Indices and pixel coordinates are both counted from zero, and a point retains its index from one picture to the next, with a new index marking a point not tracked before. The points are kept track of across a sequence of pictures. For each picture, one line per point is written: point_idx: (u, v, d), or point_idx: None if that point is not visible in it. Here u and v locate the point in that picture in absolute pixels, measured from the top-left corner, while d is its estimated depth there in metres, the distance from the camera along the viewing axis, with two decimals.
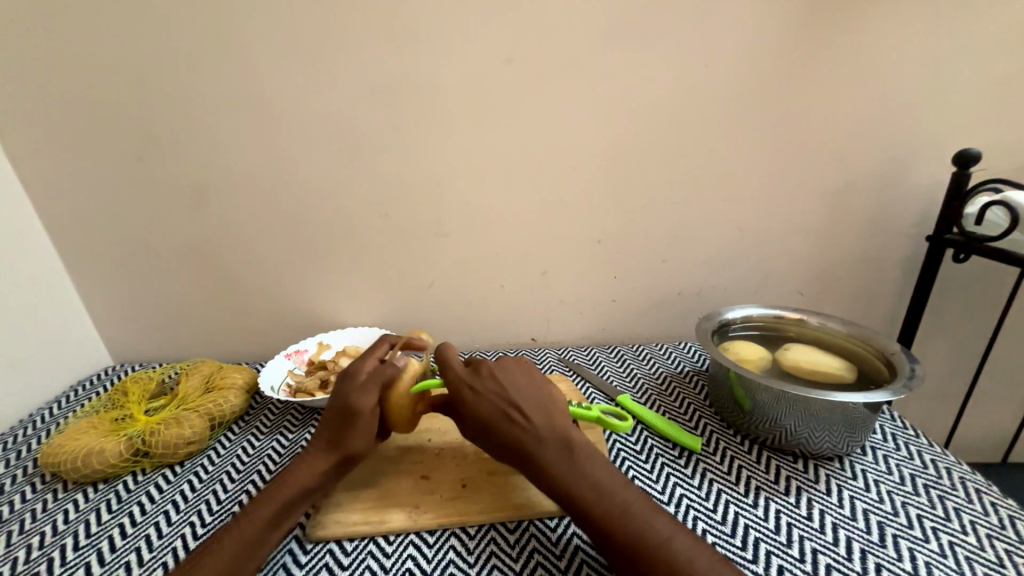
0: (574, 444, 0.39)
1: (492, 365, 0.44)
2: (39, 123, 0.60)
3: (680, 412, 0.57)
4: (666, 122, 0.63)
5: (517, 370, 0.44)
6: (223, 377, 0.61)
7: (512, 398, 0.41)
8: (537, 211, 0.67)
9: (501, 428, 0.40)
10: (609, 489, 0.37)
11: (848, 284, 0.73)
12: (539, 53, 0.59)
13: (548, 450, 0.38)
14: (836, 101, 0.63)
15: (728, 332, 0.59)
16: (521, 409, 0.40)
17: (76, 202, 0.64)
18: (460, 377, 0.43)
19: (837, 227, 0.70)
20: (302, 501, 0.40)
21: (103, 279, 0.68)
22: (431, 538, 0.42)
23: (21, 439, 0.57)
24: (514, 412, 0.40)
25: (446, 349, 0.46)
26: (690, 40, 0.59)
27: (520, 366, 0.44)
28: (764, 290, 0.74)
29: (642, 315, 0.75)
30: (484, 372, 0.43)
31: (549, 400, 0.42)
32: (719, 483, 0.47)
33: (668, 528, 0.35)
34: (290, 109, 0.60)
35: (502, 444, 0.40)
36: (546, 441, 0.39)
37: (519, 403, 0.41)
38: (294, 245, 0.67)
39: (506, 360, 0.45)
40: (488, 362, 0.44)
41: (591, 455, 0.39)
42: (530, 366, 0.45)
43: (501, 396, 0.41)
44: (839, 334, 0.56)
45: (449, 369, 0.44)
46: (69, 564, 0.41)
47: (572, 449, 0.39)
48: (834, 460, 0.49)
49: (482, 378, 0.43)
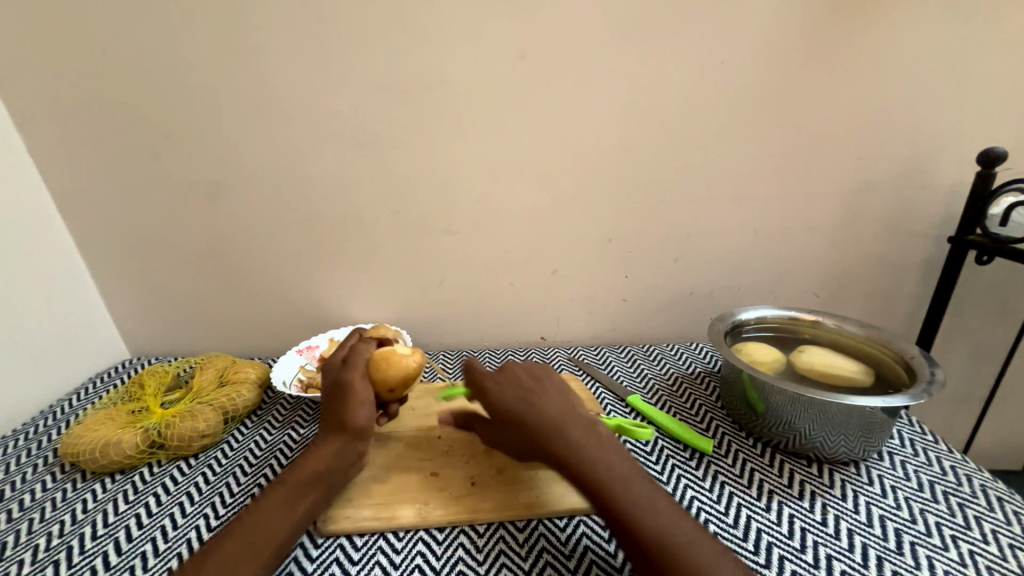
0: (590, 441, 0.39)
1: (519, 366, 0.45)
2: (59, 120, 0.61)
3: (691, 414, 0.56)
4: (678, 120, 0.62)
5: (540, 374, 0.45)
6: (236, 372, 0.62)
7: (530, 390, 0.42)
8: (547, 209, 0.67)
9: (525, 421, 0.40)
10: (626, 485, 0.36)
11: (866, 286, 0.72)
12: (549, 51, 0.59)
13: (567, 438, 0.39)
14: (854, 98, 0.62)
15: (741, 333, 0.58)
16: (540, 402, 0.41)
17: (94, 197, 0.65)
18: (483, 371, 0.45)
19: (854, 227, 0.69)
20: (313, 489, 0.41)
21: (121, 274, 0.70)
22: (440, 535, 0.42)
23: (41, 428, 0.59)
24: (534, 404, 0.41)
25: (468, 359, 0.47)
26: (703, 37, 0.59)
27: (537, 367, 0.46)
28: (777, 291, 0.72)
29: (653, 315, 0.74)
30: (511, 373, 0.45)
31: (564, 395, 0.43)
32: (730, 485, 0.46)
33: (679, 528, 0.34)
34: (303, 106, 0.61)
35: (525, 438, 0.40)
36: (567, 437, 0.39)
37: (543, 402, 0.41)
38: (306, 240, 0.68)
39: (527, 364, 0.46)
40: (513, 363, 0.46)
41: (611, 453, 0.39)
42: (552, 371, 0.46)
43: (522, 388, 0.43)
44: (855, 336, 0.55)
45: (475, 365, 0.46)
46: (87, 552, 0.42)
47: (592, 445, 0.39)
48: (850, 465, 0.48)
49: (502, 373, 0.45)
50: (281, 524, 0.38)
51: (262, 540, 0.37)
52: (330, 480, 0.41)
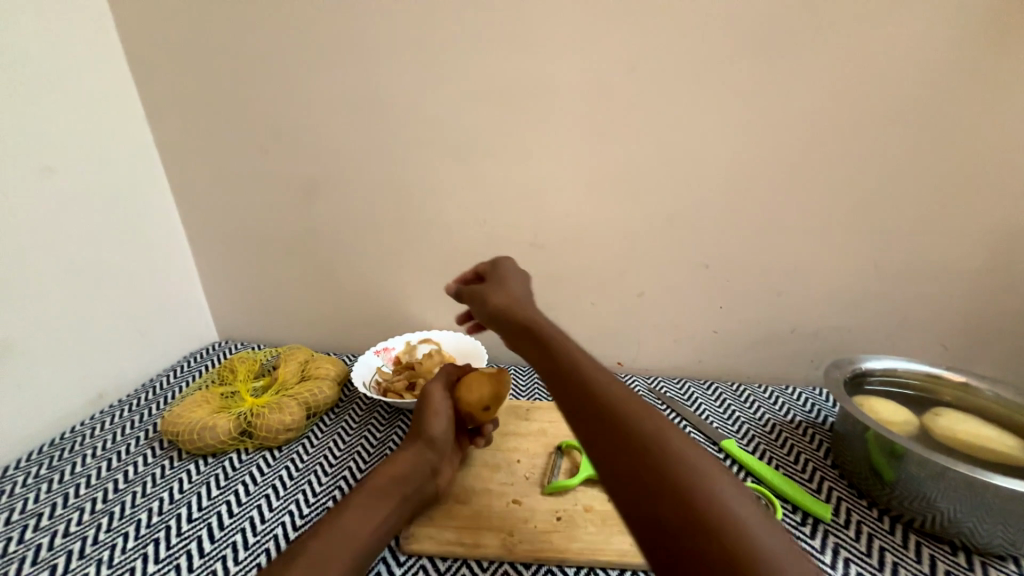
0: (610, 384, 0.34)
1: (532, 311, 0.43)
2: (186, 116, 0.66)
3: (796, 469, 0.51)
4: (798, 143, 0.57)
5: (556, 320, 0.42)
6: (318, 367, 0.63)
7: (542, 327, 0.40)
8: (640, 228, 0.63)
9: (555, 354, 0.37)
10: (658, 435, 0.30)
11: (1008, 342, 0.62)
12: (662, 64, 0.56)
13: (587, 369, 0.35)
14: (1014, 127, 0.54)
15: (863, 384, 0.51)
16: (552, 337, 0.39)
17: (207, 189, 0.69)
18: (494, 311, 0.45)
19: (999, 274, 0.60)
20: (391, 495, 0.40)
21: (220, 262, 0.74)
22: (526, 572, 0.40)
23: (143, 402, 0.63)
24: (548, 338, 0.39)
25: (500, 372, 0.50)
26: (837, 54, 0.53)
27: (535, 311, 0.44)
28: (895, 338, 0.64)
29: (745, 351, 0.68)
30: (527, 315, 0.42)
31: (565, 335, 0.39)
32: (856, 563, 0.40)
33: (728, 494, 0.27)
34: (405, 110, 0.61)
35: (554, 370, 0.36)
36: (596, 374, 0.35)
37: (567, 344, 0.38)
38: (392, 243, 0.69)
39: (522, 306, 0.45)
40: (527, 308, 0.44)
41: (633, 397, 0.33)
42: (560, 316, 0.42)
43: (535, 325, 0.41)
44: (1016, 409, 0.46)
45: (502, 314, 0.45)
46: (183, 535, 0.43)
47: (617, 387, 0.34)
48: (1007, 560, 0.40)
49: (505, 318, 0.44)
50: (374, 532, 0.37)
51: (359, 547, 0.36)
52: (409, 489, 0.41)
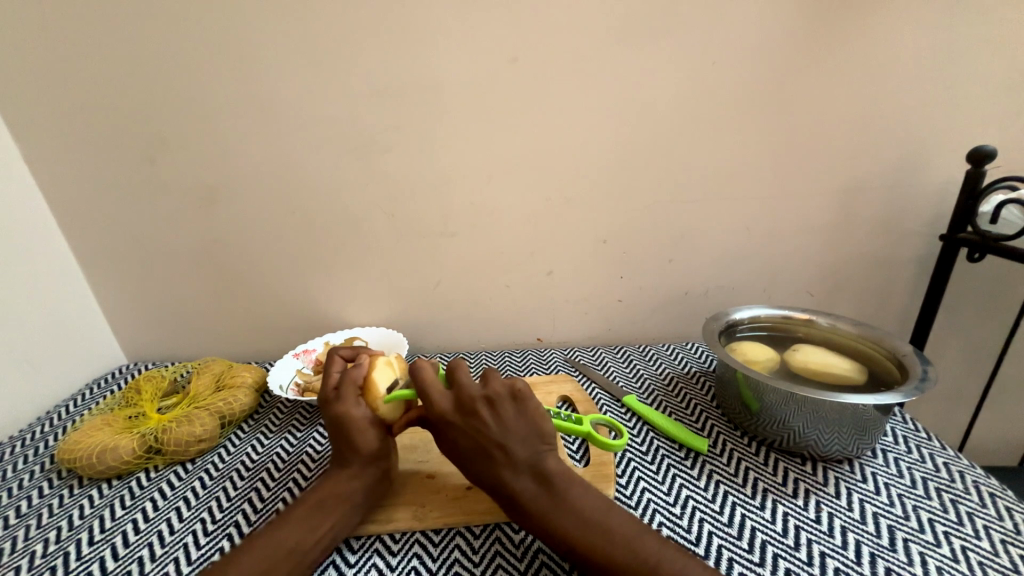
0: (555, 476, 0.39)
1: (476, 396, 0.41)
2: (54, 126, 0.61)
3: (686, 414, 0.57)
4: (671, 122, 0.63)
5: (504, 402, 0.40)
6: (232, 377, 0.62)
7: (495, 434, 0.39)
8: (541, 210, 0.67)
9: (483, 461, 0.39)
10: (595, 521, 0.36)
11: (860, 284, 0.72)
12: (541, 53, 0.59)
13: (527, 487, 0.38)
14: (844, 98, 0.62)
15: (736, 332, 0.58)
16: (502, 447, 0.39)
17: (90, 204, 0.65)
18: (444, 411, 0.41)
19: (847, 226, 0.69)
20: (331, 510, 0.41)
21: (118, 280, 0.70)
22: (436, 538, 0.43)
23: (38, 436, 0.59)
24: (496, 449, 0.39)
25: (421, 368, 0.43)
26: (694, 39, 0.59)
27: (516, 399, 0.41)
28: (772, 290, 0.73)
29: (649, 315, 0.74)
30: (464, 400, 0.41)
31: (539, 435, 0.40)
32: (725, 484, 0.46)
33: (653, 550, 0.35)
34: (295, 111, 0.61)
35: (487, 478, 0.39)
36: (528, 475, 0.38)
37: (503, 441, 0.39)
38: (302, 245, 0.68)
39: (501, 394, 0.41)
40: (471, 390, 0.41)
41: (576, 483, 0.39)
42: (522, 394, 0.41)
43: (489, 432, 0.39)
44: (849, 335, 0.55)
45: (430, 400, 0.41)
46: (83, 558, 0.42)
47: (558, 480, 0.38)
48: (843, 463, 0.48)
49: (466, 414, 0.40)
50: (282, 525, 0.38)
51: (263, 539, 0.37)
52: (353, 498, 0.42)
